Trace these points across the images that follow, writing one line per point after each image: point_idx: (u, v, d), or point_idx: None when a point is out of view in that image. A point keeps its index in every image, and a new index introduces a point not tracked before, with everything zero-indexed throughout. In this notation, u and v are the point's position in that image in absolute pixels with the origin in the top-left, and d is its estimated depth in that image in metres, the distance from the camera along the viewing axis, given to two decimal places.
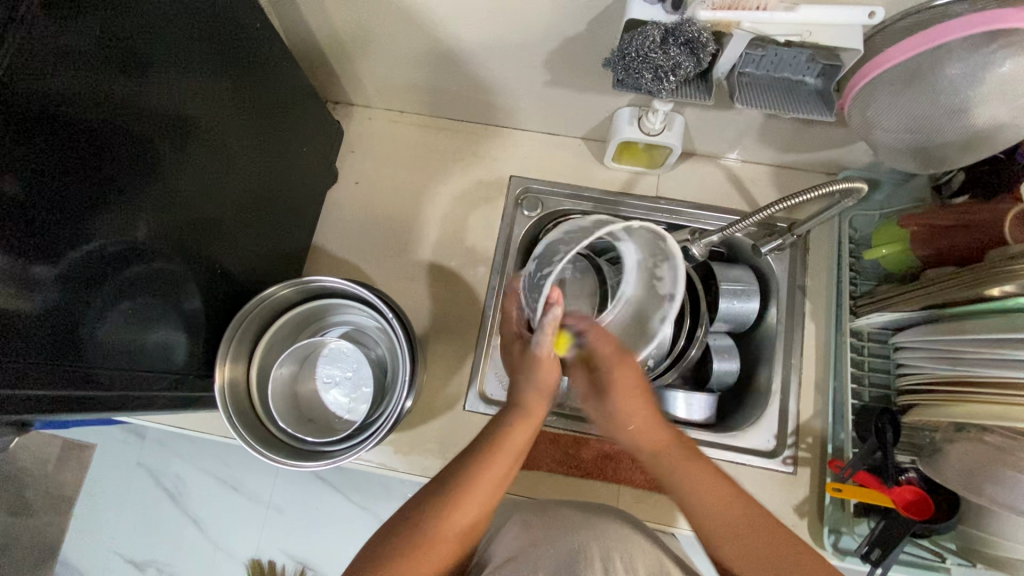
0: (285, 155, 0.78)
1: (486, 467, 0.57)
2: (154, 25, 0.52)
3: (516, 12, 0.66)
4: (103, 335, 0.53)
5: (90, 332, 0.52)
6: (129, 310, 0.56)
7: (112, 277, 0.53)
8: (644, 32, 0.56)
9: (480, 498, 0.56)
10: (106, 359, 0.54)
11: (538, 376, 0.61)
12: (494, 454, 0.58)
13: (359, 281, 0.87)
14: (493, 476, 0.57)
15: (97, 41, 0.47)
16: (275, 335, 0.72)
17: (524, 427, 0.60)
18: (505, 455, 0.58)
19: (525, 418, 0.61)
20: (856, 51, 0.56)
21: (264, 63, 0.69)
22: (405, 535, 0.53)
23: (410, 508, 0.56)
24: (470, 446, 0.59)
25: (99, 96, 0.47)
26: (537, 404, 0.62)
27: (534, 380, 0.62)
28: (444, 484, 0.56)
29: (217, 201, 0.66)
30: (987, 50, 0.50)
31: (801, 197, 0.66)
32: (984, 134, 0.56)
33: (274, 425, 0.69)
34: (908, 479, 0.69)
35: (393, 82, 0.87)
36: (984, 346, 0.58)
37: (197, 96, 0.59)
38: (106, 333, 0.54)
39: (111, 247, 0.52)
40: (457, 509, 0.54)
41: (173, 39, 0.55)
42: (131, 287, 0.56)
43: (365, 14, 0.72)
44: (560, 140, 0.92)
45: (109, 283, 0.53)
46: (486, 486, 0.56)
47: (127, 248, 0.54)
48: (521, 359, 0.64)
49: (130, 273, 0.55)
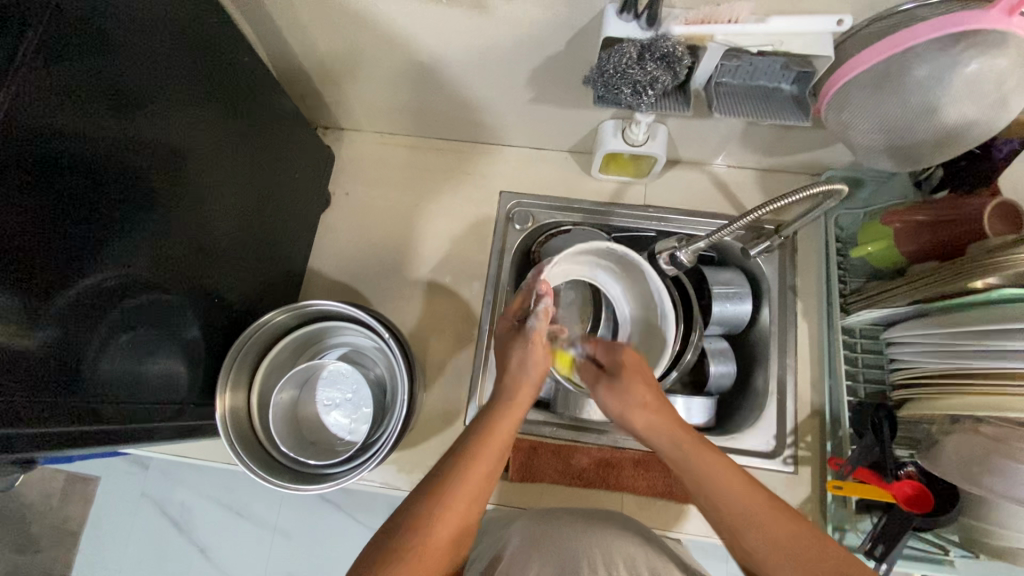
0: (276, 185, 0.79)
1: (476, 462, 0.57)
2: (143, 60, 0.54)
3: (498, 33, 0.67)
4: (104, 368, 0.54)
5: (92, 366, 0.53)
6: (129, 341, 0.57)
7: (110, 311, 0.54)
8: (621, 49, 0.58)
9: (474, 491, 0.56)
10: (108, 392, 0.55)
11: (531, 359, 0.65)
12: (483, 446, 0.58)
13: (356, 302, 0.88)
14: (484, 471, 0.57)
15: (94, 81, 0.49)
16: (275, 359, 0.71)
17: (512, 413, 0.62)
18: (496, 435, 0.59)
19: (512, 406, 0.62)
20: (828, 56, 0.58)
21: (253, 95, 0.71)
22: (402, 537, 0.52)
23: (407, 508, 0.55)
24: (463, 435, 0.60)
25: (96, 131, 0.49)
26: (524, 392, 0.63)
27: (525, 371, 0.64)
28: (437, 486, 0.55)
29: (210, 230, 0.67)
30: (953, 52, 0.51)
31: (784, 200, 0.67)
32: (957, 131, 0.58)
33: (275, 450, 0.69)
34: (907, 473, 0.69)
35: (382, 106, 0.88)
36: (972, 338, 0.59)
37: (191, 127, 0.61)
38: (107, 366, 0.55)
39: (107, 282, 0.53)
40: (448, 508, 0.54)
41: (161, 73, 0.56)
42: (130, 319, 0.57)
43: (351, 43, 0.74)
44: (547, 154, 0.94)
45: (108, 316, 0.54)
46: (482, 468, 0.56)
47: (124, 280, 0.55)
48: (513, 343, 0.67)
49: (126, 306, 0.56)
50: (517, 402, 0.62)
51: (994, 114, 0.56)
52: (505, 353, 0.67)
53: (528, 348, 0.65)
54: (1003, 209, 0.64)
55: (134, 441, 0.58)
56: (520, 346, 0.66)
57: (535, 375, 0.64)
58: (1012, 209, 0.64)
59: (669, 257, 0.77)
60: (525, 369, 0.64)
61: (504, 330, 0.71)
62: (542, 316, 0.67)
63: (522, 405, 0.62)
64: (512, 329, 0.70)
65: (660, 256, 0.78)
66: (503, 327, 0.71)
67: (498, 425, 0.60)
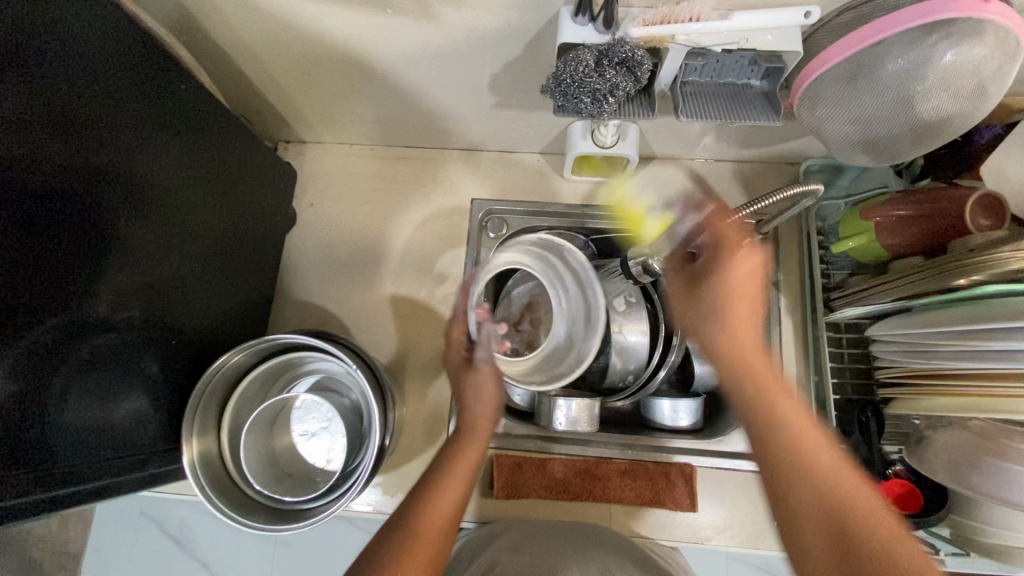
0: (238, 203, 0.75)
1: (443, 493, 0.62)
2: (54, 82, 0.49)
3: (451, 40, 0.64)
4: (65, 417, 0.53)
5: (57, 412, 0.52)
6: (90, 387, 0.55)
7: (67, 358, 0.53)
8: (576, 57, 0.54)
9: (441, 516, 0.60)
10: (72, 441, 0.54)
11: (481, 394, 0.73)
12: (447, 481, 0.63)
13: (330, 322, 0.86)
14: (450, 500, 0.62)
15: (30, 111, 0.47)
16: (244, 395, 0.69)
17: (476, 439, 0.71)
18: (461, 456, 0.67)
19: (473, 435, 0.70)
20: (796, 51, 0.54)
21: (202, 108, 0.66)
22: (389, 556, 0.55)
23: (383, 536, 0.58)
24: (429, 472, 0.65)
25: (31, 163, 0.48)
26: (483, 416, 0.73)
27: (481, 401, 0.72)
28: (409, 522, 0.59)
29: (168, 257, 0.64)
30: (927, 43, 0.48)
31: (767, 201, 0.61)
32: (934, 126, 0.55)
33: (251, 489, 0.66)
34: (895, 472, 0.68)
35: (343, 118, 0.85)
36: (956, 337, 0.57)
37: (148, 155, 0.59)
38: (68, 414, 0.53)
39: (63, 324, 0.52)
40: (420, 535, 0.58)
41: (85, 93, 0.52)
42: (89, 364, 0.55)
43: (301, 59, 0.70)
44: (518, 157, 0.90)
45: (64, 363, 0.52)
46: (448, 494, 0.62)
47: (79, 323, 0.54)
48: (466, 376, 0.75)
49: (83, 351, 0.54)
50: (477, 430, 0.70)
51: (973, 106, 0.53)
52: (462, 388, 0.75)
53: (480, 377, 0.74)
54: (985, 201, 0.61)
55: (110, 481, 0.58)
56: (473, 380, 0.74)
57: (490, 404, 0.72)
58: (994, 200, 0.61)
59: (642, 267, 0.68)
60: (479, 400, 0.73)
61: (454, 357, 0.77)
62: (487, 347, 0.74)
63: (484, 435, 0.71)
64: (462, 358, 0.77)
65: (631, 266, 0.70)
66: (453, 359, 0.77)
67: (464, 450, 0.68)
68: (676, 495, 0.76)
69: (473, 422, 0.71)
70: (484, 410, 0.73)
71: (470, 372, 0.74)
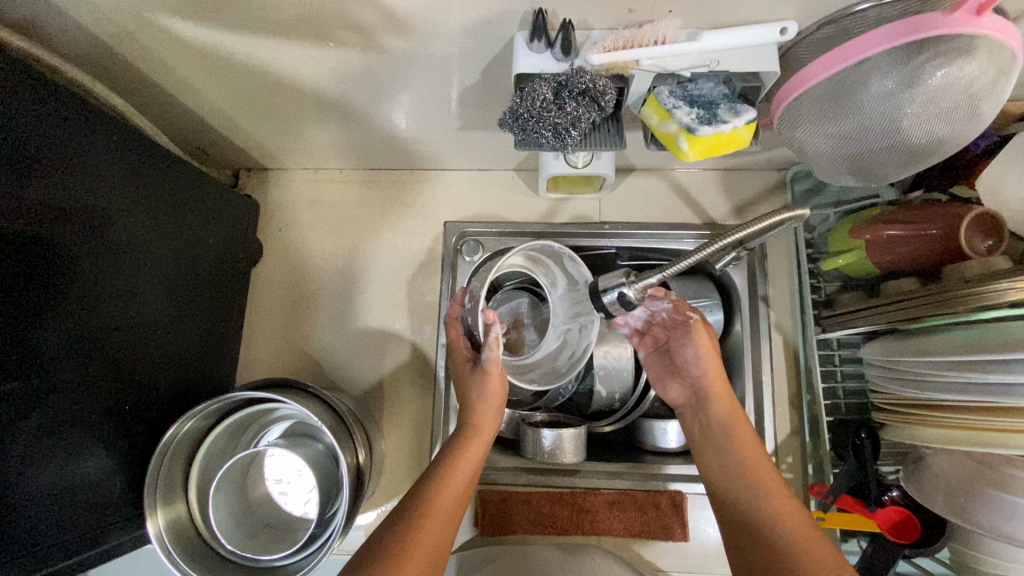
0: (193, 237, 0.71)
1: (447, 484, 0.57)
2: None
3: (401, 67, 0.59)
4: (18, 490, 0.50)
5: (9, 487, 0.49)
6: (43, 455, 0.53)
7: (14, 429, 0.49)
8: (532, 89, 0.50)
9: (439, 530, 0.53)
10: (25, 514, 0.51)
11: (487, 392, 0.64)
12: (445, 486, 0.56)
13: (304, 359, 0.83)
14: (454, 493, 0.56)
15: None
16: (210, 450, 0.66)
17: (480, 440, 0.62)
18: (464, 458, 0.60)
19: (477, 435, 0.62)
20: (773, 71, 0.50)
21: (135, 147, 0.61)
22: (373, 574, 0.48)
23: (370, 549, 0.51)
24: (423, 477, 0.58)
25: None
26: (488, 418, 0.63)
27: (484, 401, 0.64)
28: (411, 513, 0.54)
29: (115, 305, 0.59)
30: (915, 62, 0.44)
31: (751, 228, 0.59)
32: (923, 149, 0.51)
33: (223, 548, 0.64)
34: (891, 498, 0.64)
35: (304, 145, 0.80)
36: (951, 370, 0.54)
37: (84, 200, 0.55)
38: (21, 487, 0.50)
39: (7, 395, 0.49)
40: (424, 530, 0.52)
41: (11, 146, 0.48)
42: (40, 431, 0.52)
43: (249, 93, 0.66)
44: (491, 175, 0.86)
45: (12, 434, 0.49)
46: (445, 507, 0.55)
47: (26, 390, 0.50)
48: (470, 379, 0.66)
49: (30, 423, 0.51)
50: (482, 428, 0.63)
51: (966, 126, 0.49)
52: (463, 391, 0.66)
53: (486, 380, 0.64)
54: (983, 221, 0.58)
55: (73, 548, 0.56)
56: (478, 380, 0.65)
57: (494, 403, 0.64)
58: (992, 219, 0.58)
59: (616, 298, 0.63)
60: (488, 399, 0.64)
61: (456, 361, 0.68)
62: (493, 348, 0.62)
63: (488, 432, 0.63)
64: (466, 361, 0.67)
65: (604, 295, 0.64)
66: (455, 363, 0.68)
67: (466, 453, 0.60)
68: (666, 524, 0.74)
69: (475, 421, 0.63)
70: (490, 409, 0.64)
71: (476, 374, 0.65)
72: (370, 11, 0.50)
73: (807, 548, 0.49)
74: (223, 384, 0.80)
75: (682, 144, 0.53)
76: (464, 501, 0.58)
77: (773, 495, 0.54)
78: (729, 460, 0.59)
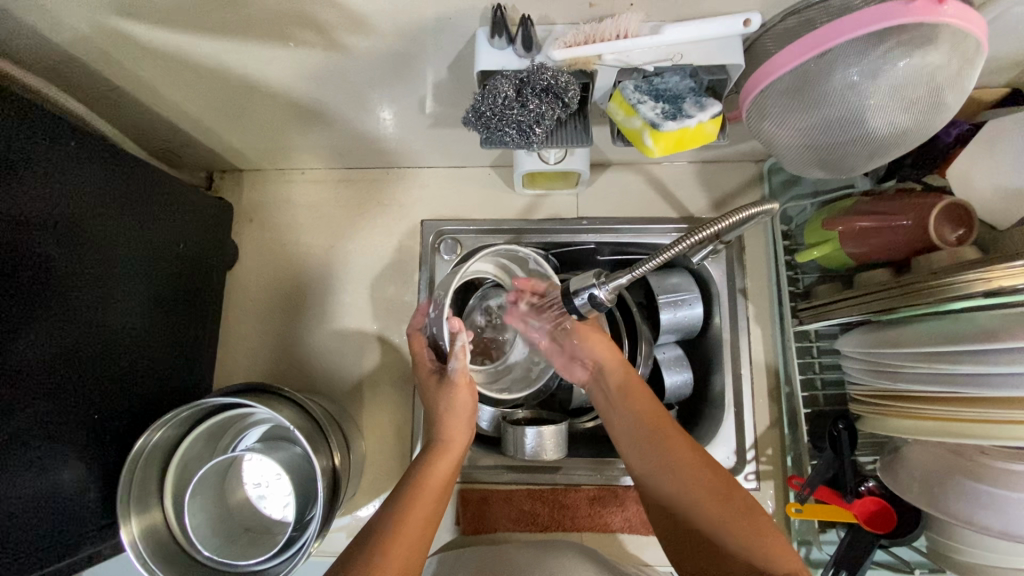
0: (163, 250, 0.70)
1: (414, 506, 0.56)
2: None
3: (365, 65, 0.58)
4: None
5: None
6: (15, 463, 0.52)
7: None
8: (493, 87, 0.49)
9: (406, 551, 0.53)
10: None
11: (454, 405, 0.64)
12: (412, 507, 0.56)
13: (283, 361, 0.83)
14: (422, 514, 0.56)
15: None
16: (185, 456, 0.66)
17: (449, 456, 0.62)
18: (431, 476, 0.59)
19: (446, 451, 0.62)
20: (738, 63, 0.49)
21: (101, 155, 0.60)
22: None
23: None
24: (392, 497, 0.57)
25: None
26: (456, 435, 0.64)
27: (454, 412, 0.64)
28: (376, 535, 0.53)
29: (85, 317, 0.59)
30: (878, 52, 0.43)
31: (722, 226, 0.55)
32: (889, 140, 0.50)
33: (200, 554, 0.64)
34: (868, 489, 0.65)
35: (275, 146, 0.80)
36: (920, 360, 0.54)
37: (47, 208, 0.54)
38: None
39: None
40: (389, 556, 0.52)
41: None
42: (12, 438, 0.52)
43: (214, 95, 0.65)
44: (467, 172, 0.85)
45: None
46: (413, 528, 0.54)
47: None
48: (436, 392, 0.65)
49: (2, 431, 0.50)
50: (451, 445, 0.63)
51: (932, 116, 0.48)
52: (431, 403, 0.65)
53: (453, 393, 0.64)
54: (955, 211, 0.58)
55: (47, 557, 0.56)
56: (445, 394, 0.64)
57: (461, 417, 0.64)
58: (963, 210, 0.58)
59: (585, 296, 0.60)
60: (457, 412, 0.64)
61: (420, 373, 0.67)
62: (461, 357, 0.62)
63: (458, 448, 0.63)
64: (431, 375, 0.66)
65: (575, 297, 0.61)
66: (421, 376, 0.67)
67: (435, 470, 0.60)
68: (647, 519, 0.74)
69: (444, 438, 0.63)
70: (457, 423, 0.64)
71: (443, 386, 0.64)
72: (328, 10, 0.49)
73: (727, 527, 0.55)
74: (200, 388, 0.79)
75: (647, 140, 0.52)
76: (433, 522, 0.57)
77: (687, 472, 0.59)
78: (637, 443, 0.63)
